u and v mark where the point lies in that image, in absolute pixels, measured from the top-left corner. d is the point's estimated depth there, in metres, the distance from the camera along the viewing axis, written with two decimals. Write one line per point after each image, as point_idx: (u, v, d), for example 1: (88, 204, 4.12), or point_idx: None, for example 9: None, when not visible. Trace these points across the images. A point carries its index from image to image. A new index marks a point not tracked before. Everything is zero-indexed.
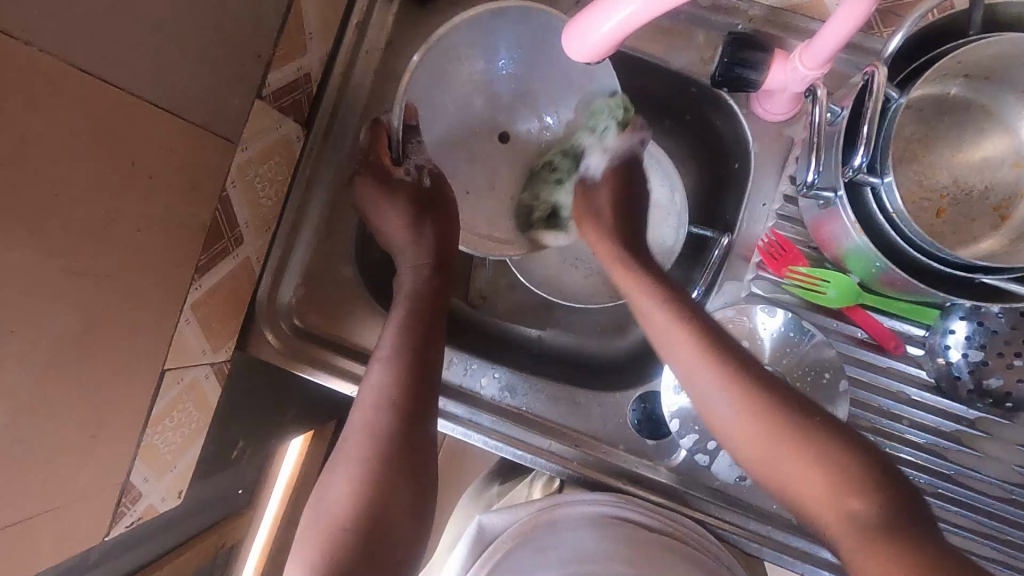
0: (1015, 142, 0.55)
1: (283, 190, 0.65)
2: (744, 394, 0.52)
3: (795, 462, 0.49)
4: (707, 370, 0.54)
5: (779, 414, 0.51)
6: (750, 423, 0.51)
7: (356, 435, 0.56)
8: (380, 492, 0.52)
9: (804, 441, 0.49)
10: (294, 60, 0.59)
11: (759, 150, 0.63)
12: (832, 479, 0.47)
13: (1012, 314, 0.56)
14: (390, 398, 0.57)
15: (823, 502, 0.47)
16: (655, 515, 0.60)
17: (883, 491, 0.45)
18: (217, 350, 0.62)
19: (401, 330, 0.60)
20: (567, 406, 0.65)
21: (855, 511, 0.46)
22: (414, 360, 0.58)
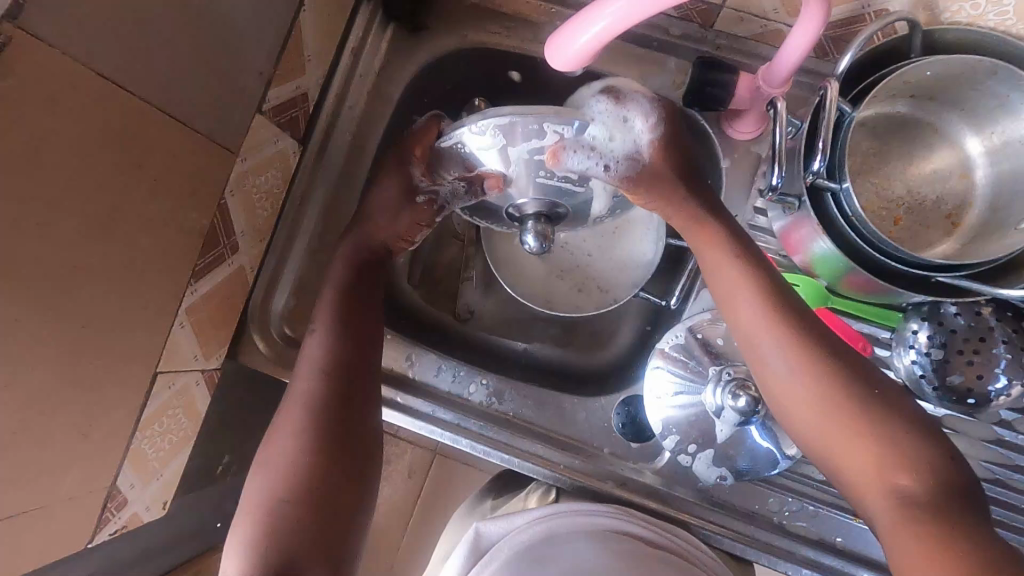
0: (961, 156, 0.59)
1: (279, 203, 0.67)
2: (804, 361, 0.52)
3: (843, 427, 0.49)
4: (770, 332, 0.53)
5: (835, 381, 0.50)
6: (810, 383, 0.51)
7: (293, 400, 0.56)
8: (319, 454, 0.53)
9: (860, 415, 0.49)
10: (293, 79, 0.62)
11: (730, 167, 0.67)
12: (894, 453, 0.47)
13: (969, 314, 0.59)
14: (322, 368, 0.58)
15: (870, 476, 0.48)
16: (651, 527, 0.61)
17: (932, 469, 0.46)
18: (208, 357, 0.63)
19: (332, 305, 0.62)
20: (552, 411, 0.67)
21: (902, 486, 0.46)
22: (349, 329, 0.60)
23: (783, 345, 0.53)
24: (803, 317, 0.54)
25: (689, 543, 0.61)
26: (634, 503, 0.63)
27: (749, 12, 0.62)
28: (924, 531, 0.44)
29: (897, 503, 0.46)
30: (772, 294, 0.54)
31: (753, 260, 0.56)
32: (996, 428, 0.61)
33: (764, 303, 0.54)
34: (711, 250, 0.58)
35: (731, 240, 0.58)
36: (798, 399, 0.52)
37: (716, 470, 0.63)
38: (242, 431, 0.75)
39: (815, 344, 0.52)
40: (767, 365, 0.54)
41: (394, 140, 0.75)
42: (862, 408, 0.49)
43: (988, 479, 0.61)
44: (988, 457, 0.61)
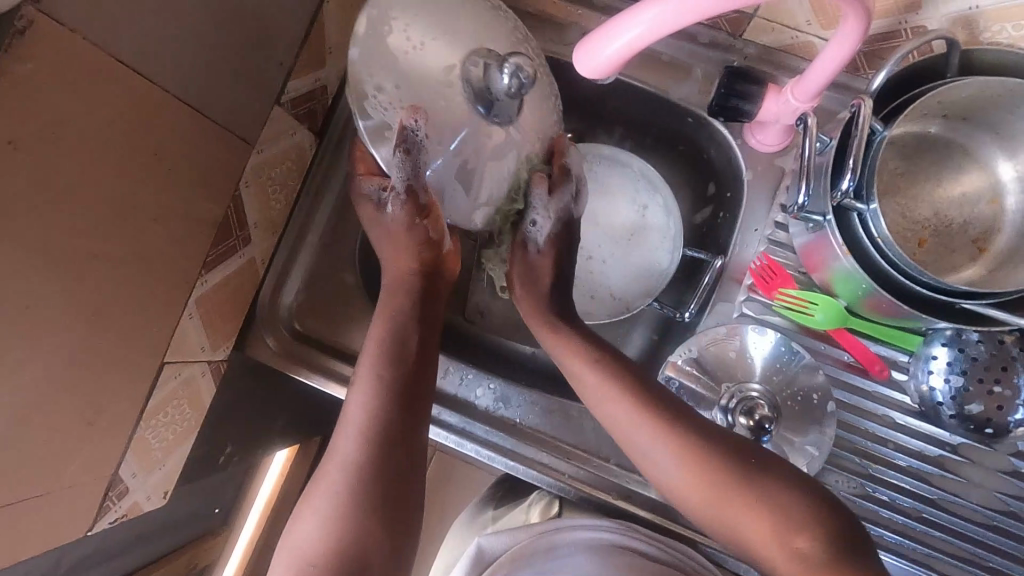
0: (992, 181, 0.58)
1: (292, 195, 0.66)
2: (686, 463, 0.53)
3: (724, 504, 0.51)
4: (640, 424, 0.55)
5: (703, 459, 0.52)
6: (695, 482, 0.52)
7: (330, 465, 0.52)
8: (364, 523, 0.49)
9: (736, 482, 0.51)
10: (313, 71, 0.62)
11: (751, 180, 0.66)
12: (776, 523, 0.49)
13: (992, 341, 0.57)
14: (371, 421, 0.53)
15: (772, 544, 0.49)
16: (653, 542, 0.60)
17: (825, 531, 0.48)
18: (215, 349, 0.62)
19: (381, 348, 0.57)
20: (559, 417, 0.66)
21: (801, 548, 0.48)
22: (397, 384, 0.55)
23: (673, 461, 0.53)
24: (667, 407, 0.56)
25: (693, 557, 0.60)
26: (635, 512, 0.63)
27: (780, 23, 0.60)
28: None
29: (796, 566, 0.47)
30: (636, 389, 0.56)
31: (613, 364, 0.58)
32: (1013, 459, 0.60)
33: (634, 403, 0.56)
34: (578, 363, 0.59)
35: (601, 362, 0.58)
36: (682, 488, 0.53)
37: None
38: (246, 421, 0.75)
39: (684, 430, 0.54)
40: (648, 462, 0.55)
41: None
42: (736, 476, 0.51)
43: (1004, 512, 0.60)
44: (1005, 488, 0.60)
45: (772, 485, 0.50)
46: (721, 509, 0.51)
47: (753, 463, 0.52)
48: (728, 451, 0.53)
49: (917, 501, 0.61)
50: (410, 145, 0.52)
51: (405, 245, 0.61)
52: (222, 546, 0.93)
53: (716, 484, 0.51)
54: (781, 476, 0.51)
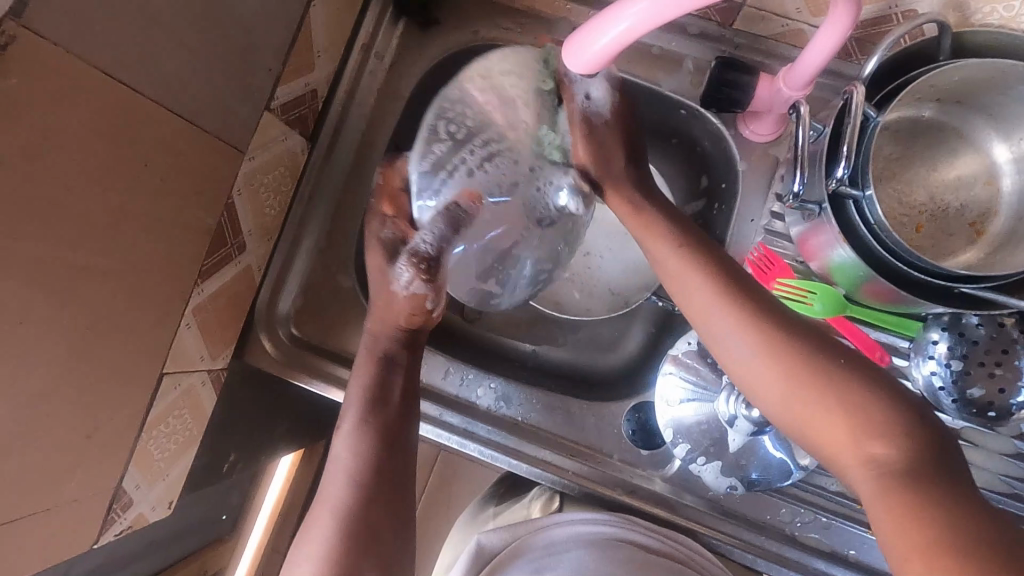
0: (987, 163, 0.58)
1: (286, 202, 0.66)
2: (761, 336, 0.48)
3: (803, 391, 0.46)
4: (722, 304, 0.51)
5: (783, 337, 0.48)
6: (773, 361, 0.47)
7: (322, 509, 0.51)
8: (354, 555, 0.48)
9: (822, 368, 0.45)
10: (302, 76, 0.61)
11: (746, 171, 0.66)
12: (857, 420, 0.43)
13: (992, 325, 0.57)
14: (354, 470, 0.53)
15: (845, 447, 0.43)
16: (654, 534, 0.61)
17: (909, 433, 0.42)
18: (215, 357, 0.62)
19: (360, 397, 0.57)
20: (561, 416, 0.66)
21: (877, 453, 0.42)
22: (379, 427, 0.56)
23: (749, 342, 0.49)
24: (750, 290, 0.52)
25: (688, 548, 0.61)
26: (639, 507, 0.63)
27: (772, 11, 0.60)
28: (905, 502, 0.39)
29: (875, 471, 0.42)
30: (718, 269, 0.53)
31: (694, 241, 0.56)
32: (1014, 441, 0.60)
33: (711, 285, 0.53)
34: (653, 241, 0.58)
35: (675, 233, 0.57)
36: (758, 377, 0.48)
37: (728, 480, 0.61)
38: (249, 428, 0.75)
39: (767, 316, 0.50)
40: (726, 348, 0.51)
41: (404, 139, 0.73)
42: (817, 367, 0.46)
43: (1007, 494, 0.60)
44: (1008, 471, 0.60)
45: (859, 373, 0.45)
46: (798, 409, 0.46)
47: (836, 357, 0.46)
48: (807, 343, 0.47)
49: None
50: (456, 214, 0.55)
51: (389, 292, 0.61)
52: (230, 552, 0.93)
53: (796, 364, 0.46)
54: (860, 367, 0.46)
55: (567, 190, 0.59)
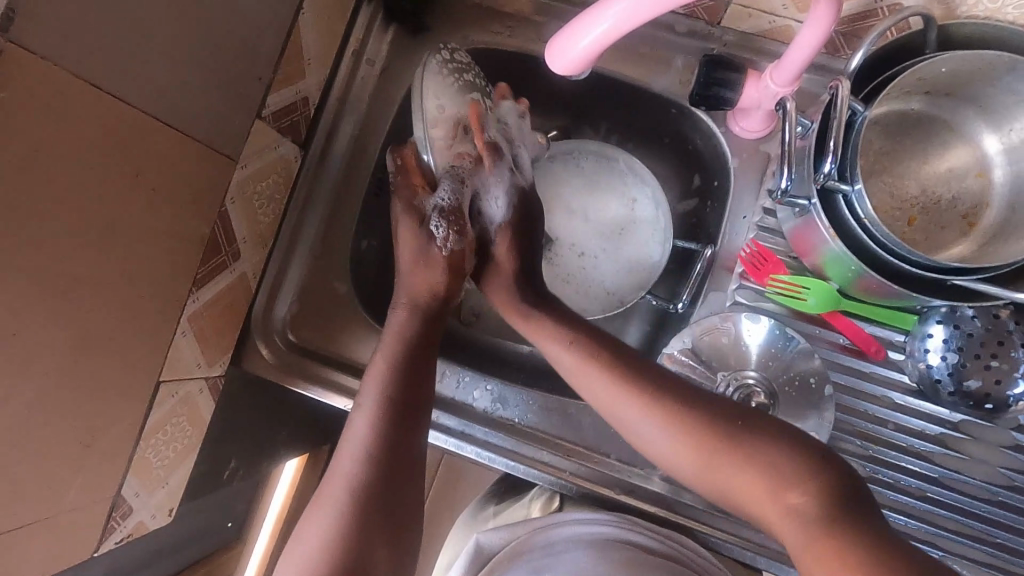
0: (978, 155, 0.57)
1: (281, 209, 0.66)
2: (670, 420, 0.53)
3: (725, 468, 0.51)
4: (629, 400, 0.55)
5: (696, 429, 0.52)
6: (684, 442, 0.53)
7: (326, 496, 0.52)
8: (354, 550, 0.49)
9: (736, 444, 0.51)
10: (292, 84, 0.62)
11: (738, 168, 0.66)
12: (775, 480, 0.48)
13: (987, 317, 0.57)
14: (372, 443, 0.53)
15: (772, 509, 0.48)
16: (653, 535, 0.61)
17: (820, 482, 0.47)
18: (212, 365, 0.63)
19: (383, 371, 0.58)
20: (558, 417, 0.66)
21: (797, 504, 0.47)
22: (397, 403, 0.56)
23: (659, 424, 0.54)
24: (661, 378, 0.56)
25: (687, 547, 0.61)
26: (638, 506, 0.63)
27: (758, 8, 0.60)
28: (834, 549, 0.44)
29: (797, 523, 0.47)
30: (632, 365, 0.57)
31: (591, 340, 0.59)
32: (1014, 433, 0.59)
33: (613, 379, 0.56)
34: (547, 341, 0.60)
35: (569, 329, 0.60)
36: (678, 456, 0.53)
37: None
38: (249, 435, 0.75)
39: (672, 396, 0.54)
40: (645, 440, 0.55)
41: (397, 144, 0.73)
42: (727, 435, 0.51)
43: (1007, 486, 0.60)
44: (1007, 463, 0.59)
45: (765, 438, 0.50)
46: (724, 476, 0.51)
47: (738, 422, 0.52)
48: (712, 415, 0.53)
49: (922, 481, 0.60)
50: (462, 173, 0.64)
51: (428, 265, 0.64)
52: (234, 559, 0.93)
53: (705, 438, 0.51)
54: (774, 428, 0.51)
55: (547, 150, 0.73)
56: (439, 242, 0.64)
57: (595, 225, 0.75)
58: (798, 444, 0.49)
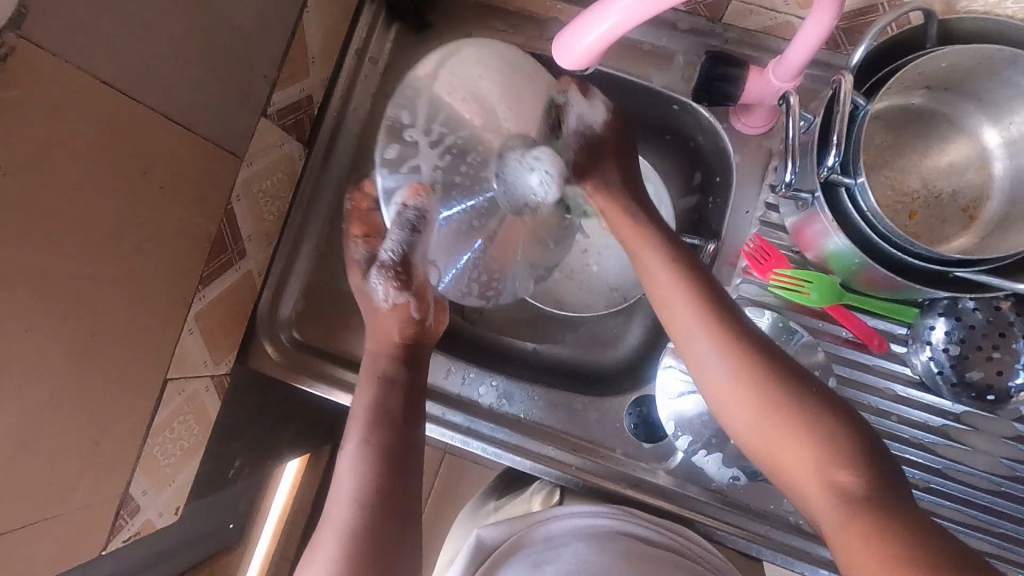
0: (978, 149, 0.58)
1: (285, 207, 0.67)
2: (739, 364, 0.51)
3: (768, 426, 0.49)
4: (702, 331, 0.53)
5: (761, 368, 0.50)
6: (748, 392, 0.50)
7: (315, 557, 0.48)
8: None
9: (790, 404, 0.48)
10: (297, 82, 0.62)
11: (740, 163, 0.66)
12: (826, 455, 0.46)
13: (988, 308, 0.58)
14: (360, 494, 0.50)
15: (813, 483, 0.46)
16: (650, 526, 0.61)
17: (870, 464, 0.45)
18: (218, 363, 0.63)
19: (368, 417, 0.55)
20: (563, 412, 0.66)
21: (843, 481, 0.45)
22: (384, 448, 0.53)
23: (727, 369, 0.51)
24: (737, 317, 0.54)
25: (686, 538, 0.61)
26: (643, 500, 0.63)
27: (759, 5, 0.61)
28: (869, 528, 0.42)
29: (838, 498, 0.45)
30: (709, 298, 0.54)
31: (682, 261, 0.57)
32: (1015, 424, 0.60)
33: (703, 309, 0.54)
34: (647, 253, 0.59)
35: (663, 247, 0.58)
36: (732, 401, 0.51)
37: (728, 470, 0.62)
38: (256, 433, 0.76)
39: (745, 343, 0.52)
40: (704, 365, 0.53)
41: None
42: (793, 397, 0.49)
43: (1009, 477, 0.60)
44: (1009, 453, 0.60)
45: (827, 411, 0.48)
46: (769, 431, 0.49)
47: (807, 387, 0.49)
48: (786, 372, 0.50)
49: (925, 472, 0.61)
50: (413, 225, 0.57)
51: (387, 323, 0.60)
52: (239, 559, 0.93)
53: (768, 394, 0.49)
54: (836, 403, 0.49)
55: (541, 167, 0.56)
56: (382, 294, 0.60)
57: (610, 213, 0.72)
58: (857, 423, 0.47)
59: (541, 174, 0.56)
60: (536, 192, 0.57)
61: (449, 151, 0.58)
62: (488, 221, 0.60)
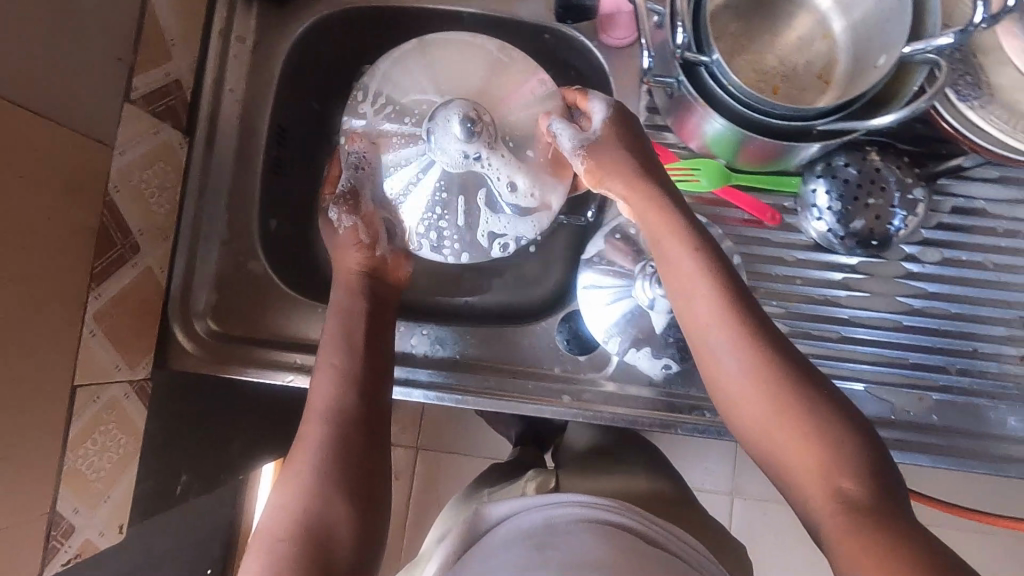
0: (818, 19, 0.63)
1: (176, 198, 0.64)
2: (771, 354, 0.50)
3: (778, 426, 0.48)
4: (727, 323, 0.51)
5: (777, 371, 0.49)
6: (758, 386, 0.50)
7: (285, 478, 0.52)
8: (306, 538, 0.48)
9: (805, 413, 0.48)
10: (159, 66, 0.60)
11: (616, 78, 0.69)
12: (833, 460, 0.46)
13: (857, 162, 0.63)
14: (319, 439, 0.53)
15: (816, 485, 0.46)
16: (654, 526, 0.56)
17: (876, 478, 0.46)
18: (133, 367, 0.61)
19: (335, 373, 0.57)
20: (499, 344, 0.67)
21: (847, 490, 0.45)
22: (346, 404, 0.55)
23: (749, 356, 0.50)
24: (758, 312, 0.52)
25: (681, 540, 0.56)
26: (588, 409, 0.64)
27: None
28: (872, 541, 0.42)
29: (839, 506, 0.45)
30: (732, 297, 0.52)
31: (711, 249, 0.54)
32: (905, 263, 0.65)
33: (721, 300, 0.51)
34: (665, 237, 0.56)
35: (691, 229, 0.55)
36: (752, 385, 0.50)
37: (660, 362, 0.64)
38: (201, 446, 0.72)
39: (769, 337, 0.51)
40: (717, 361, 0.52)
41: (287, 119, 0.73)
42: (812, 401, 0.48)
43: (910, 312, 0.64)
44: (903, 291, 0.65)
45: (846, 420, 0.48)
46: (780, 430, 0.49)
47: (828, 395, 0.49)
48: (807, 376, 0.50)
49: (835, 325, 0.65)
50: (358, 165, 0.65)
51: (346, 256, 0.65)
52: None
53: (789, 390, 0.49)
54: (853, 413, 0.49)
55: (453, 122, 0.58)
56: (336, 224, 0.66)
57: None
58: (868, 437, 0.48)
59: (455, 130, 0.58)
60: (450, 137, 0.58)
61: (398, 113, 0.65)
62: (431, 172, 0.63)
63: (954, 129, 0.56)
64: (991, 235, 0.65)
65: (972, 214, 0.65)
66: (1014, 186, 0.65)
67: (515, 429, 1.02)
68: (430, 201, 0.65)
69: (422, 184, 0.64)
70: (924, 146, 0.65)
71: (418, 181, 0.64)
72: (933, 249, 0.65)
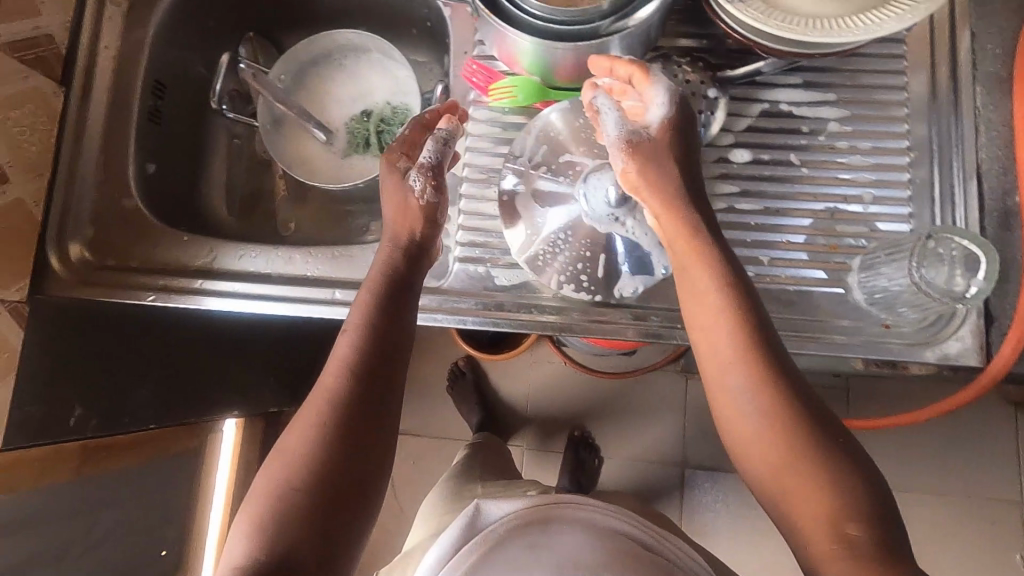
0: None
1: (50, 139, 0.72)
2: (779, 383, 0.51)
3: (789, 473, 0.50)
4: (738, 352, 0.52)
5: (788, 412, 0.50)
6: (764, 417, 0.51)
7: (285, 451, 0.52)
8: (307, 514, 0.49)
9: (810, 452, 0.49)
10: (23, 19, 0.69)
11: (453, 16, 0.75)
12: (835, 505, 0.48)
13: (670, 74, 0.68)
14: (327, 417, 0.52)
15: (821, 533, 0.48)
16: (648, 529, 0.63)
17: (871, 521, 0.47)
18: (4, 287, 0.67)
19: (358, 350, 0.55)
20: (345, 261, 0.72)
21: (850, 540, 0.47)
22: (361, 388, 0.53)
23: (751, 384, 0.52)
24: (776, 347, 0.53)
25: (670, 541, 0.64)
26: (425, 312, 0.70)
27: None
28: None
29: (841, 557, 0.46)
30: (754, 340, 0.52)
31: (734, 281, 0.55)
32: (717, 166, 0.69)
33: (743, 338, 0.52)
34: (689, 261, 0.57)
35: (712, 260, 0.56)
36: (755, 402, 0.51)
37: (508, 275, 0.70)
38: (92, 380, 0.74)
39: (780, 368, 0.51)
40: (732, 402, 0.52)
41: (163, 74, 0.80)
42: (819, 444, 0.49)
43: (723, 210, 0.69)
44: (715, 191, 0.69)
45: (856, 468, 0.49)
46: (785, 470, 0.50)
47: (841, 441, 0.50)
48: (820, 418, 0.51)
49: None
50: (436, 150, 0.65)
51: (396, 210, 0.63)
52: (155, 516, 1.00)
53: (794, 424, 0.50)
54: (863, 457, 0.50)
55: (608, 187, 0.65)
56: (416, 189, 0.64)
57: (366, 97, 0.87)
58: (871, 484, 0.49)
59: (608, 193, 0.65)
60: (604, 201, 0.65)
61: (552, 171, 0.70)
62: (580, 229, 0.68)
63: (744, 38, 0.63)
64: (796, 134, 0.69)
65: (777, 116, 0.70)
66: (816, 88, 0.70)
67: (474, 416, 1.20)
68: (588, 255, 0.68)
69: (578, 242, 0.68)
70: (725, 57, 0.70)
71: (577, 239, 0.68)
72: (745, 150, 0.69)
